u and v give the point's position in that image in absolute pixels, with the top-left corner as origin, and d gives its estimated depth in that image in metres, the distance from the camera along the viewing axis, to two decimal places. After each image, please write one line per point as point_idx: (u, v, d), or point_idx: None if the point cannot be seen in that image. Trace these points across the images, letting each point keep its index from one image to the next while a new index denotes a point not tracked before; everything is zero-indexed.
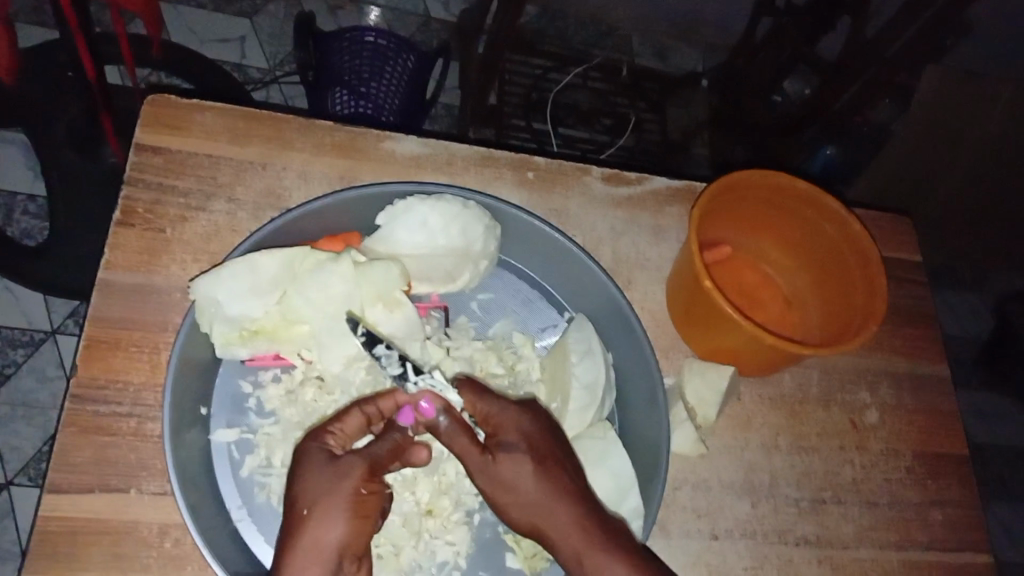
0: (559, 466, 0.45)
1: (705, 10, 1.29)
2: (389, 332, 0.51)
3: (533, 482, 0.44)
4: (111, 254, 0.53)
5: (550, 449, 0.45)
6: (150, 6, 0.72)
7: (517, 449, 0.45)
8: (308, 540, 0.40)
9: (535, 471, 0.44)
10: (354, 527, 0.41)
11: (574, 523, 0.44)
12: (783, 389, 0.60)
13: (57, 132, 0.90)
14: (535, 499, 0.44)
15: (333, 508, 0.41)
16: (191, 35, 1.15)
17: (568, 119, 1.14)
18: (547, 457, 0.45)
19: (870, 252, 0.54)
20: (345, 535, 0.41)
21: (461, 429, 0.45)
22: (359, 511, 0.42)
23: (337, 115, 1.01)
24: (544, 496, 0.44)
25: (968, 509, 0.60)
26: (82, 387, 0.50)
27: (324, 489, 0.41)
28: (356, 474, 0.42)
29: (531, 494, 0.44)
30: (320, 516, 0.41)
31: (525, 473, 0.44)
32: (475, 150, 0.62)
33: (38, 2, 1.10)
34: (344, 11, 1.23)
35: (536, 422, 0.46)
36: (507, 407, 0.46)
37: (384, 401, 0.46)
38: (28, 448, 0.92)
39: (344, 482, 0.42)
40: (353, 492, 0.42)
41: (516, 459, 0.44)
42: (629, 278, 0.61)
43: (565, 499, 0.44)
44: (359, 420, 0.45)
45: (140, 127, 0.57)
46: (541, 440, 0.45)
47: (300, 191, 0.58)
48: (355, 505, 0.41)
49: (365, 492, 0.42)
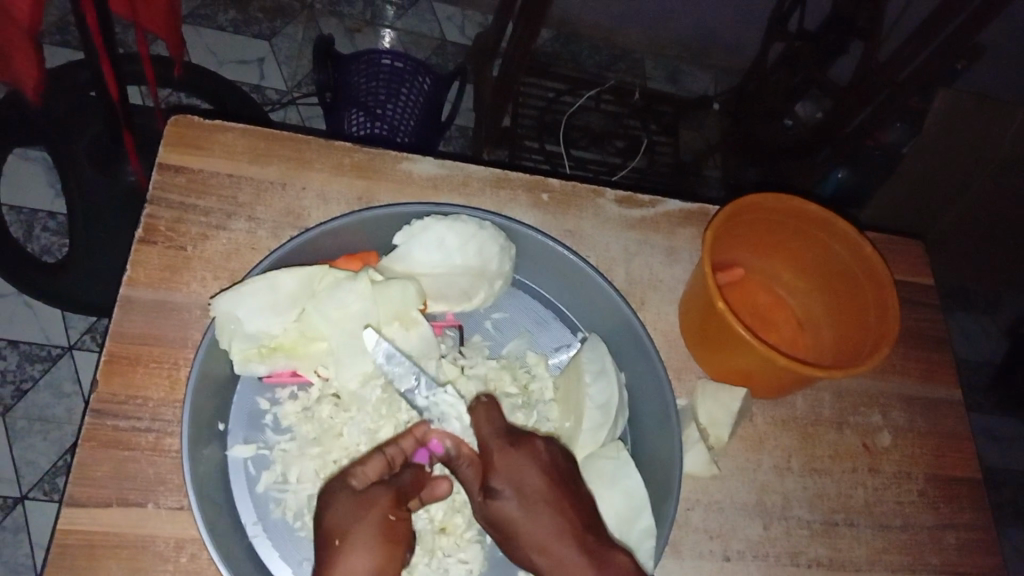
0: (556, 507, 0.44)
1: (716, 35, 1.30)
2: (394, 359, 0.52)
3: (522, 523, 0.44)
4: (133, 271, 0.54)
5: (548, 486, 0.45)
6: (174, 29, 0.74)
7: (505, 491, 0.45)
8: (342, 567, 0.41)
9: (526, 512, 0.44)
10: (386, 552, 0.42)
11: (571, 565, 0.43)
12: (796, 411, 0.60)
13: (80, 151, 0.91)
14: (526, 539, 0.44)
15: (365, 537, 0.42)
16: (211, 56, 1.17)
17: (581, 140, 1.15)
18: (539, 499, 0.44)
19: (884, 276, 0.54)
20: (377, 564, 0.41)
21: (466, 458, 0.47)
22: (389, 537, 0.42)
23: (352, 135, 1.03)
24: (533, 538, 0.44)
25: (981, 534, 0.60)
26: (103, 402, 0.50)
27: (353, 519, 0.42)
28: (382, 503, 0.43)
29: (522, 534, 0.44)
30: (354, 545, 0.41)
31: (514, 514, 0.44)
32: (490, 172, 0.63)
33: (64, 24, 1.13)
34: (361, 34, 1.25)
35: (535, 460, 0.46)
36: (505, 446, 0.46)
37: (404, 441, 0.47)
38: (44, 463, 0.93)
39: (370, 510, 0.43)
40: (381, 517, 0.42)
41: (505, 499, 0.45)
42: (642, 298, 0.62)
43: (555, 537, 0.43)
44: (379, 463, 0.46)
45: (163, 147, 0.58)
46: (541, 481, 0.45)
47: (318, 210, 0.59)
48: (384, 531, 0.42)
49: (393, 518, 0.43)
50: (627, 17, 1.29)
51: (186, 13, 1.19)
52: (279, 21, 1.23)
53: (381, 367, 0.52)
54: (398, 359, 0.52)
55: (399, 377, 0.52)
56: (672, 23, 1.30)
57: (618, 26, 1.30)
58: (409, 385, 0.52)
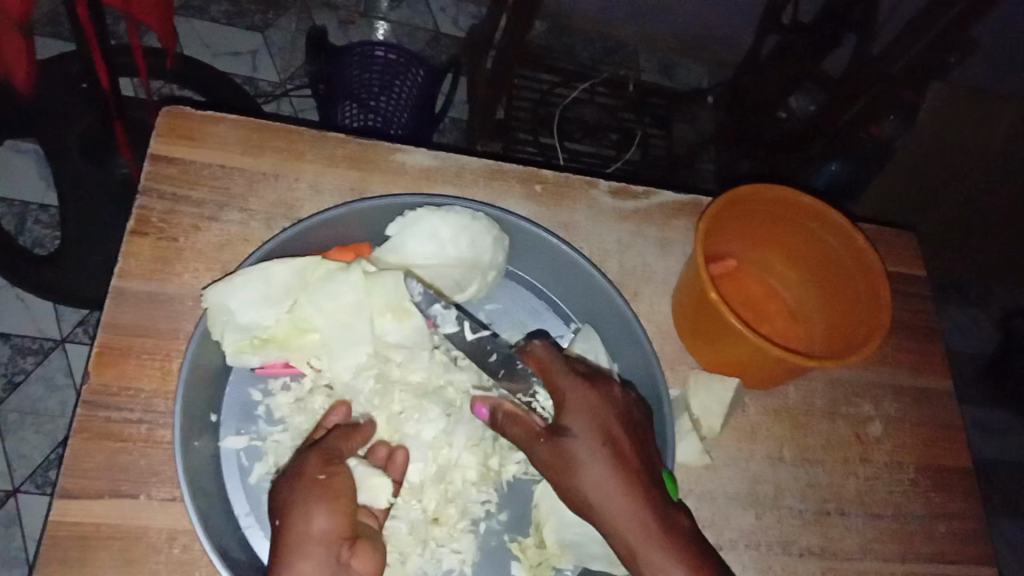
0: (625, 453, 0.46)
1: (711, 27, 1.30)
2: (438, 303, 0.53)
3: (592, 464, 0.45)
4: (125, 262, 0.54)
5: (620, 432, 0.47)
6: (166, 20, 0.73)
7: (581, 429, 0.46)
8: (293, 529, 0.41)
9: (600, 451, 0.46)
10: (331, 509, 0.42)
11: (630, 513, 0.44)
12: (789, 401, 0.61)
13: (71, 144, 0.91)
14: (592, 481, 0.45)
15: (301, 505, 0.42)
16: (203, 48, 1.16)
17: (574, 133, 1.15)
18: (613, 442, 0.46)
19: (875, 266, 0.54)
20: (329, 520, 0.41)
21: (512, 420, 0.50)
22: (330, 493, 0.43)
23: (346, 127, 1.02)
24: (601, 479, 0.45)
25: (972, 523, 0.60)
26: (94, 393, 0.50)
27: (289, 488, 0.43)
28: (308, 467, 0.44)
29: (589, 474, 0.45)
30: (298, 512, 0.41)
31: (586, 453, 0.46)
32: (484, 163, 0.63)
33: (55, 15, 1.12)
34: (354, 26, 1.25)
35: (609, 404, 0.47)
36: (580, 385, 0.48)
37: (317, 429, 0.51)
38: (36, 456, 0.93)
39: (300, 477, 0.43)
40: (313, 477, 0.43)
41: (578, 437, 0.46)
42: (635, 290, 0.62)
43: (619, 483, 0.45)
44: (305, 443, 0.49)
45: (155, 138, 0.58)
46: (613, 425, 0.46)
47: (310, 202, 0.59)
48: (323, 489, 0.43)
49: (324, 475, 0.44)
50: (621, 10, 1.29)
51: (178, 5, 1.18)
52: (272, 13, 1.22)
53: (426, 308, 0.53)
54: (440, 301, 0.53)
55: (442, 319, 0.53)
56: (667, 16, 1.30)
57: (612, 18, 1.30)
58: (451, 328, 0.53)
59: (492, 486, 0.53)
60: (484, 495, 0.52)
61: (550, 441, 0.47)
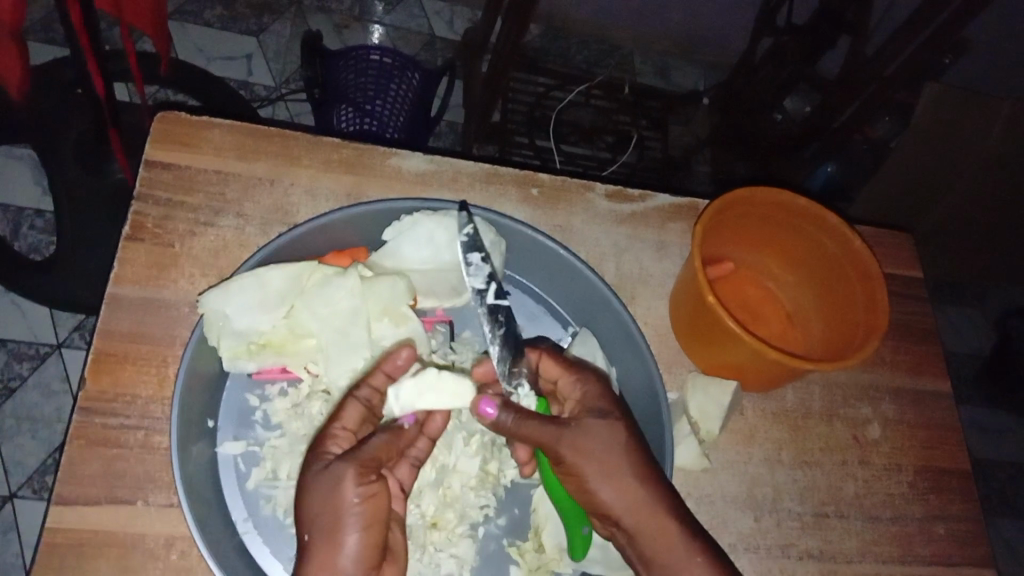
0: (642, 442, 0.47)
1: (705, 30, 1.30)
2: (478, 253, 0.52)
3: (620, 450, 0.46)
4: (121, 268, 0.54)
5: (632, 422, 0.48)
6: (160, 26, 0.73)
7: (605, 416, 0.47)
8: (323, 555, 0.42)
9: (626, 439, 0.46)
10: (364, 539, 0.42)
11: (655, 499, 0.45)
12: (786, 404, 0.61)
13: (66, 147, 0.91)
14: (620, 468, 0.45)
15: (331, 529, 0.42)
16: (198, 53, 1.16)
17: (570, 136, 1.15)
18: (633, 431, 0.47)
19: (872, 269, 0.54)
20: (358, 550, 0.42)
21: (527, 415, 0.46)
22: (363, 519, 0.42)
23: (341, 131, 1.02)
24: (629, 465, 0.45)
25: (971, 524, 0.60)
26: (90, 400, 0.50)
27: (325, 511, 0.42)
28: (346, 484, 0.42)
29: (617, 460, 0.45)
30: (328, 538, 0.42)
31: (614, 438, 0.46)
32: (480, 167, 0.63)
33: (49, 21, 1.12)
34: (349, 30, 1.25)
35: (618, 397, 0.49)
36: (592, 377, 0.48)
37: (373, 378, 0.49)
38: (32, 462, 0.93)
39: (336, 494, 0.42)
40: (350, 501, 0.42)
41: (606, 423, 0.46)
42: (632, 293, 0.62)
43: (645, 469, 0.46)
44: (358, 407, 0.47)
45: (151, 144, 0.58)
46: (626, 415, 0.48)
47: (306, 206, 0.59)
48: (356, 517, 0.42)
49: (359, 499, 0.42)
50: (616, 13, 1.29)
51: (173, 10, 1.18)
52: (267, 17, 1.22)
53: (465, 254, 0.52)
54: (479, 251, 0.52)
55: (471, 272, 0.52)
56: (662, 19, 1.30)
57: (608, 22, 1.31)
58: (478, 285, 0.52)
59: (490, 490, 0.53)
60: (482, 499, 0.52)
61: (574, 428, 0.46)
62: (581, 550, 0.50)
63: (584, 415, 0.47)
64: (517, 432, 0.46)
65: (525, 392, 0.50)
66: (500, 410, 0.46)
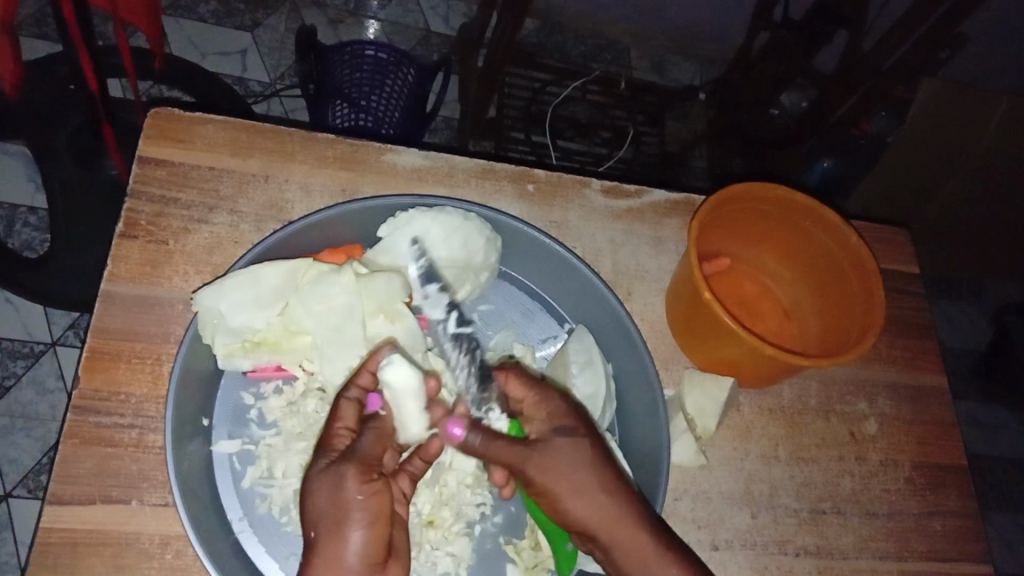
0: (611, 457, 0.46)
1: (702, 25, 1.30)
2: (435, 284, 0.55)
3: (588, 468, 0.45)
4: (114, 265, 0.54)
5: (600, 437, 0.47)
6: (154, 22, 0.72)
7: (572, 433, 0.46)
8: (325, 554, 0.41)
9: (594, 456, 0.45)
10: (368, 535, 0.42)
11: (628, 516, 0.44)
12: (782, 400, 0.61)
13: (59, 143, 0.90)
14: (589, 485, 0.44)
15: (335, 526, 0.42)
16: (192, 48, 1.15)
17: (566, 131, 1.15)
18: (600, 445, 0.46)
19: (869, 264, 0.54)
20: (361, 546, 0.42)
21: (494, 436, 0.46)
22: (366, 517, 0.42)
23: (336, 127, 1.02)
24: (598, 482, 0.45)
25: (967, 519, 0.60)
26: (84, 399, 0.50)
27: (328, 508, 0.42)
28: (349, 481, 0.42)
29: (585, 478, 0.44)
30: (331, 534, 0.42)
31: (582, 456, 0.45)
32: (475, 163, 0.63)
33: (41, 16, 1.11)
34: (344, 25, 1.24)
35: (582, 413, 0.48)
36: (554, 394, 0.48)
37: (362, 377, 0.48)
38: (28, 460, 0.92)
39: (339, 491, 0.42)
40: (354, 499, 0.42)
41: (573, 441, 0.45)
42: (628, 289, 0.62)
43: (616, 486, 0.45)
44: (353, 405, 0.47)
45: (144, 141, 0.57)
46: (593, 431, 0.47)
47: (301, 203, 0.59)
48: (359, 514, 0.42)
49: (362, 496, 0.42)
50: (613, 7, 1.29)
51: (167, 5, 1.17)
52: (262, 12, 1.21)
53: (423, 286, 0.55)
54: (436, 282, 0.55)
55: (431, 302, 0.55)
56: (658, 13, 1.29)
57: (604, 16, 1.30)
58: (439, 313, 0.55)
59: (486, 487, 0.53)
60: (478, 497, 0.52)
61: (540, 448, 0.45)
62: (567, 564, 0.49)
63: (549, 434, 0.46)
64: (486, 453, 0.46)
65: (496, 416, 0.50)
66: (468, 430, 0.46)
